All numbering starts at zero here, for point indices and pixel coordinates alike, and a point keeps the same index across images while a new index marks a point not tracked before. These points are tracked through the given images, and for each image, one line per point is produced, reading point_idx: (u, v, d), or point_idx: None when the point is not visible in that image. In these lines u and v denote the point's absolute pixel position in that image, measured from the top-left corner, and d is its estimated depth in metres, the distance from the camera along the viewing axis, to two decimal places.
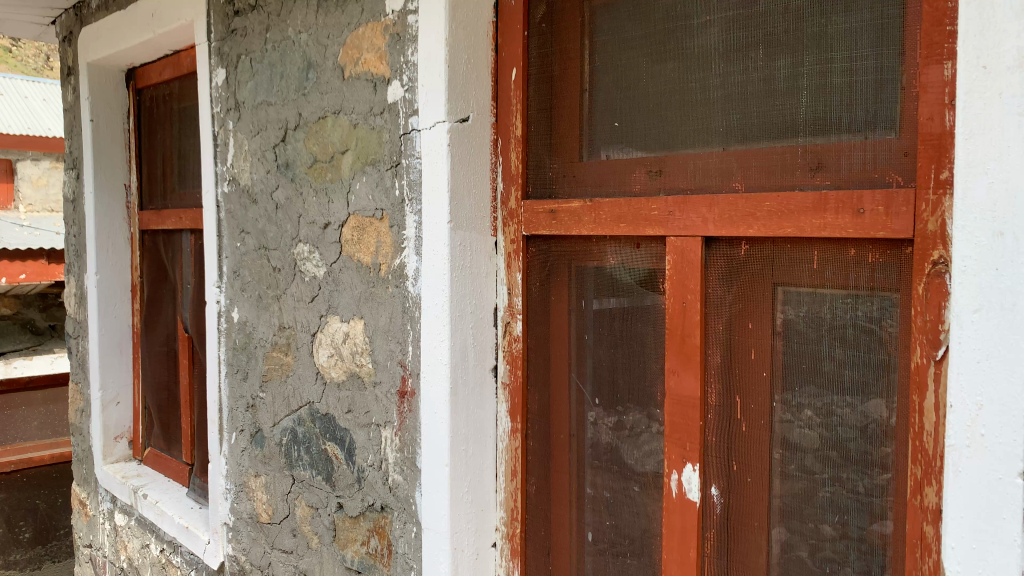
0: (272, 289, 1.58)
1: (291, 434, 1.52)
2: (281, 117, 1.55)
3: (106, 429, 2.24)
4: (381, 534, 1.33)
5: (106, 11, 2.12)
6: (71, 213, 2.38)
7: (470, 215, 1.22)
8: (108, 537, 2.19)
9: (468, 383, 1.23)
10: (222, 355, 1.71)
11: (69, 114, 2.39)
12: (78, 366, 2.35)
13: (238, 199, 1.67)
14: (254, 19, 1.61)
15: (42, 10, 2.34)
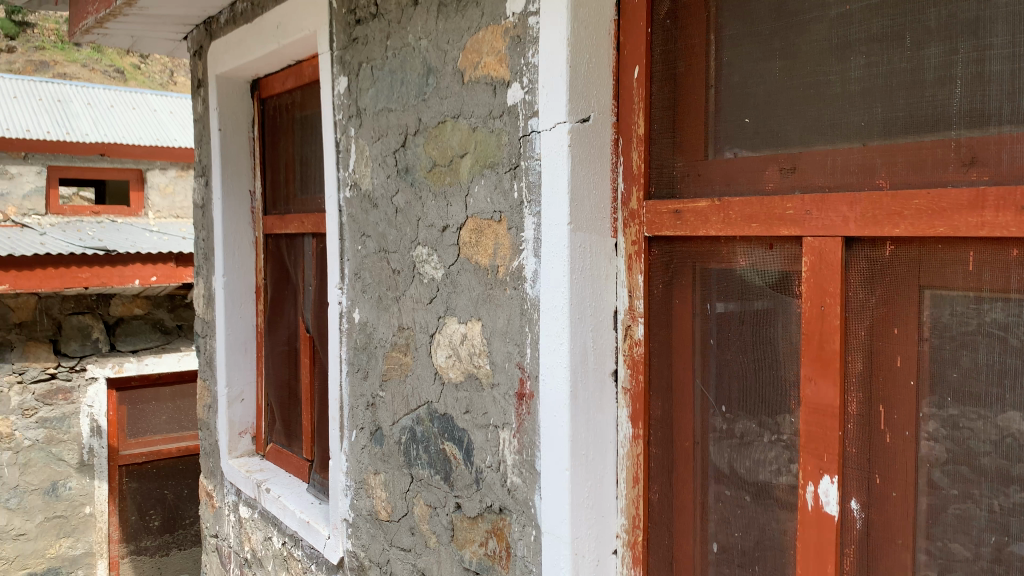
0: (392, 291, 1.61)
1: (410, 433, 1.55)
2: (402, 123, 1.58)
3: (231, 424, 2.34)
4: (499, 536, 1.33)
5: (234, 25, 2.22)
6: (200, 218, 2.51)
7: (591, 216, 1.21)
8: (233, 528, 2.29)
9: (589, 387, 1.21)
10: (344, 354, 1.76)
11: (199, 125, 2.51)
12: (206, 364, 2.47)
13: (359, 204, 1.71)
14: (375, 27, 1.64)
15: (176, 26, 2.47)
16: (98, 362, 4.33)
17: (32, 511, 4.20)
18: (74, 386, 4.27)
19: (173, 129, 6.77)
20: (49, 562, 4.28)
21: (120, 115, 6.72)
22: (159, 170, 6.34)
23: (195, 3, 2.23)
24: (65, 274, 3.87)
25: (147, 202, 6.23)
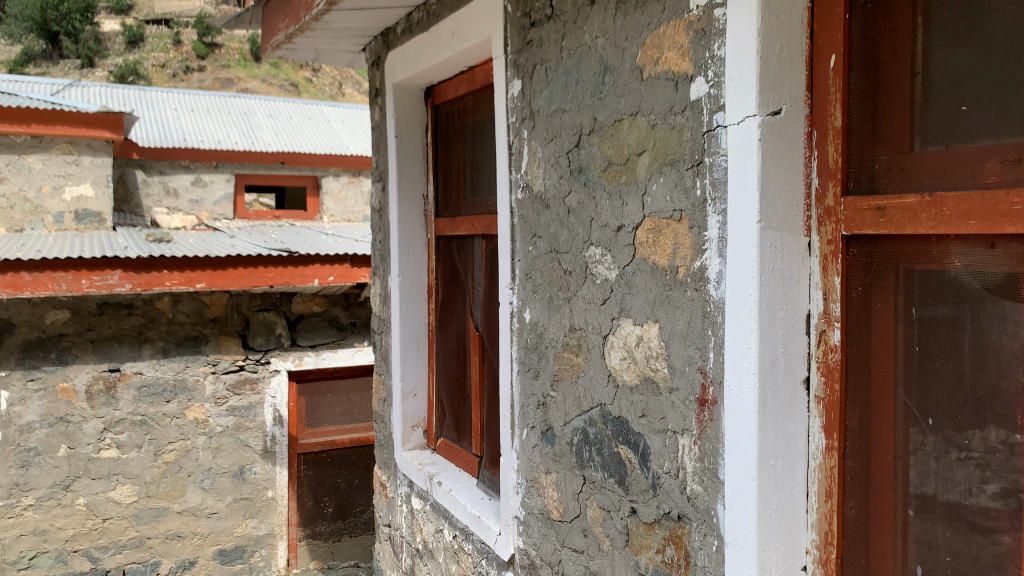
0: (563, 291, 1.60)
1: (582, 434, 1.54)
2: (576, 123, 1.57)
3: (405, 418, 2.43)
4: (678, 543, 1.29)
5: (411, 35, 2.31)
6: (378, 221, 2.63)
7: (782, 214, 1.15)
8: (406, 519, 2.38)
9: (779, 395, 1.15)
10: (515, 354, 1.77)
11: (376, 132, 2.63)
12: (382, 359, 2.59)
13: (531, 205, 1.71)
14: (551, 29, 1.64)
15: (355, 39, 2.60)
16: (281, 356, 4.65)
17: (222, 492, 4.56)
18: (260, 377, 4.62)
19: (346, 138, 7.14)
20: (236, 540, 4.62)
21: (299, 126, 7.18)
22: (333, 176, 6.70)
23: (374, 16, 2.34)
24: (254, 274, 4.18)
25: (322, 207, 6.65)
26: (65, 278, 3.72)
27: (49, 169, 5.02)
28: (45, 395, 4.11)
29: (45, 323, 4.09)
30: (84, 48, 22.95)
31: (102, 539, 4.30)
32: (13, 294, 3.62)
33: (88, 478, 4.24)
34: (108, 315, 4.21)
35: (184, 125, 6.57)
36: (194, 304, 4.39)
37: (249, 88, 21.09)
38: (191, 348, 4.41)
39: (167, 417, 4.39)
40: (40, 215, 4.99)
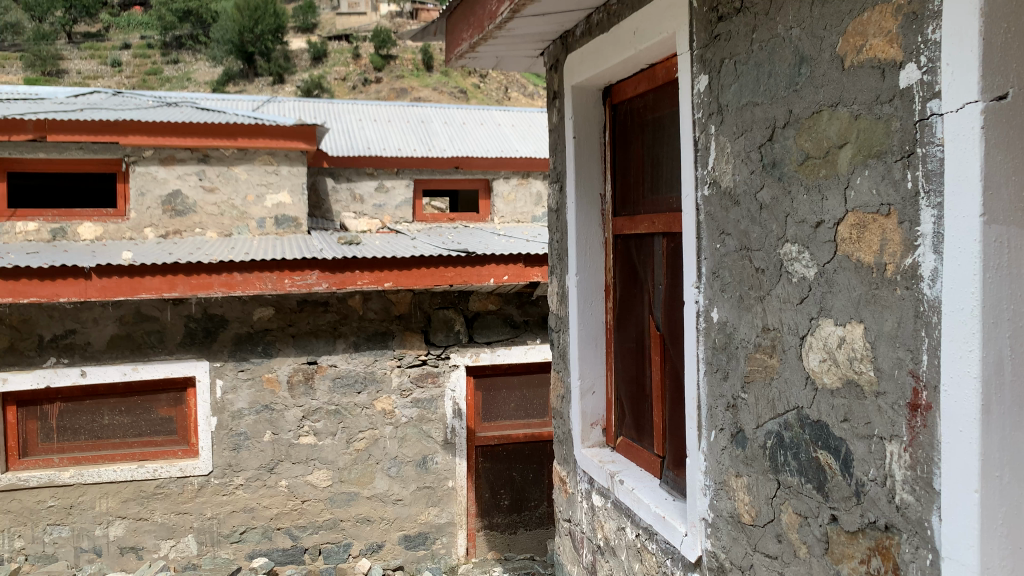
0: (755, 290, 1.56)
1: (777, 437, 1.49)
2: (768, 116, 1.52)
3: (584, 416, 2.46)
4: (885, 555, 1.23)
5: (590, 37, 2.33)
6: (555, 221, 2.67)
7: (1007, 206, 1.07)
8: (586, 515, 2.41)
9: (1006, 401, 1.07)
10: (701, 354, 1.75)
11: (554, 133, 2.68)
12: (560, 357, 2.63)
13: (719, 201, 1.68)
14: (741, 21, 1.61)
15: (535, 44, 2.66)
16: (460, 351, 4.84)
17: (407, 480, 4.80)
18: (441, 371, 4.83)
19: (515, 141, 7.29)
20: (419, 526, 4.85)
21: (471, 131, 7.42)
22: (504, 178, 6.85)
23: (555, 19, 2.38)
24: (435, 273, 4.36)
25: (493, 209, 6.84)
26: (271, 278, 4.11)
27: (253, 178, 5.50)
28: (253, 384, 4.53)
29: (253, 319, 4.51)
30: (276, 67, 24.99)
31: (301, 519, 4.65)
32: (227, 293, 4.08)
33: (289, 462, 4.60)
34: (306, 312, 4.58)
35: (368, 134, 6.98)
36: (381, 301, 4.68)
37: (421, 97, 22.09)
38: (379, 343, 4.71)
39: (358, 407, 4.69)
40: (245, 220, 5.49)
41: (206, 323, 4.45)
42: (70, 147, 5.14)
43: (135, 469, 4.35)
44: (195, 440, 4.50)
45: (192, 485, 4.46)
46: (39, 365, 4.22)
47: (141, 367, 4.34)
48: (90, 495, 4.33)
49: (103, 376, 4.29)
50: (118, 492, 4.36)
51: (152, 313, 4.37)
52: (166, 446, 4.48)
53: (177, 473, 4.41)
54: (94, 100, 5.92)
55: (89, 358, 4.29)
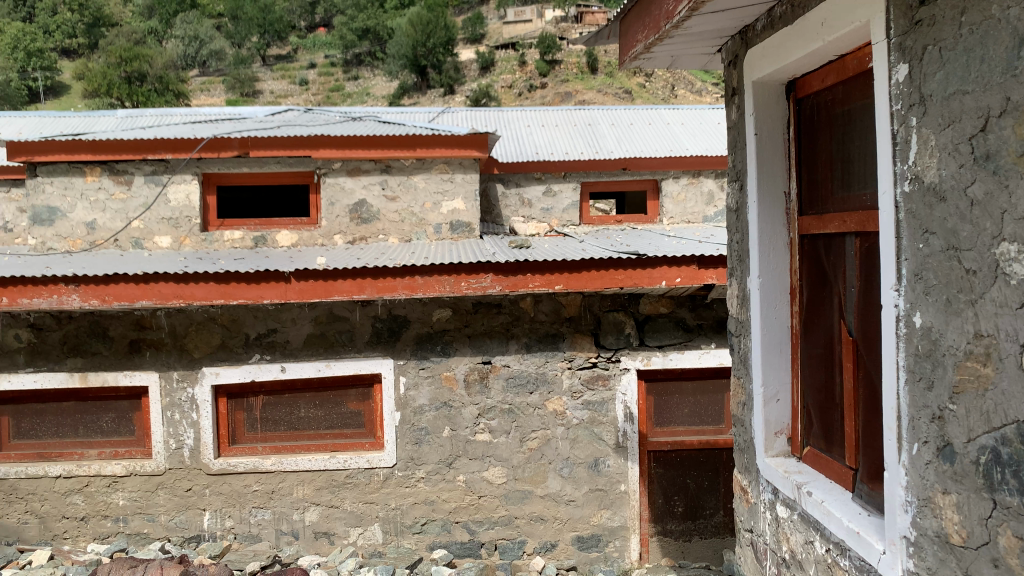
0: (965, 293, 1.44)
1: (992, 453, 1.37)
2: (982, 105, 1.41)
3: (767, 424, 2.37)
4: None
5: (773, 30, 2.25)
6: (735, 222, 2.60)
7: None
8: (770, 526, 2.33)
9: None
10: (901, 361, 1.64)
11: (733, 132, 2.61)
12: (741, 363, 2.56)
13: (921, 198, 1.57)
14: (946, 3, 1.49)
15: (713, 40, 2.61)
16: (631, 354, 4.80)
17: (580, 481, 4.82)
18: (612, 374, 4.81)
19: (685, 139, 7.15)
20: (592, 528, 4.85)
21: (640, 131, 7.35)
22: (673, 178, 6.72)
23: (735, 15, 2.32)
24: (606, 276, 4.35)
25: (663, 209, 6.75)
26: (449, 281, 4.28)
27: (430, 187, 5.74)
28: (433, 381, 4.73)
29: (432, 319, 4.73)
30: (446, 78, 25.98)
31: (478, 514, 4.80)
32: (409, 295, 4.29)
33: (466, 458, 4.76)
34: (481, 314, 4.75)
35: (537, 140, 7.09)
36: (552, 304, 4.76)
37: (586, 100, 22.20)
38: (550, 345, 4.78)
39: (531, 407, 4.78)
40: (423, 227, 5.73)
41: (390, 323, 4.72)
42: (269, 162, 5.63)
43: (327, 459, 4.68)
44: (380, 433, 4.78)
45: (378, 476, 4.72)
46: (246, 361, 4.68)
47: (333, 364, 4.70)
48: (288, 482, 4.70)
49: (300, 371, 4.69)
50: (313, 480, 4.70)
51: (342, 313, 4.70)
52: (355, 438, 4.80)
53: (364, 464, 4.69)
54: (289, 118, 6.42)
55: (288, 354, 4.70)
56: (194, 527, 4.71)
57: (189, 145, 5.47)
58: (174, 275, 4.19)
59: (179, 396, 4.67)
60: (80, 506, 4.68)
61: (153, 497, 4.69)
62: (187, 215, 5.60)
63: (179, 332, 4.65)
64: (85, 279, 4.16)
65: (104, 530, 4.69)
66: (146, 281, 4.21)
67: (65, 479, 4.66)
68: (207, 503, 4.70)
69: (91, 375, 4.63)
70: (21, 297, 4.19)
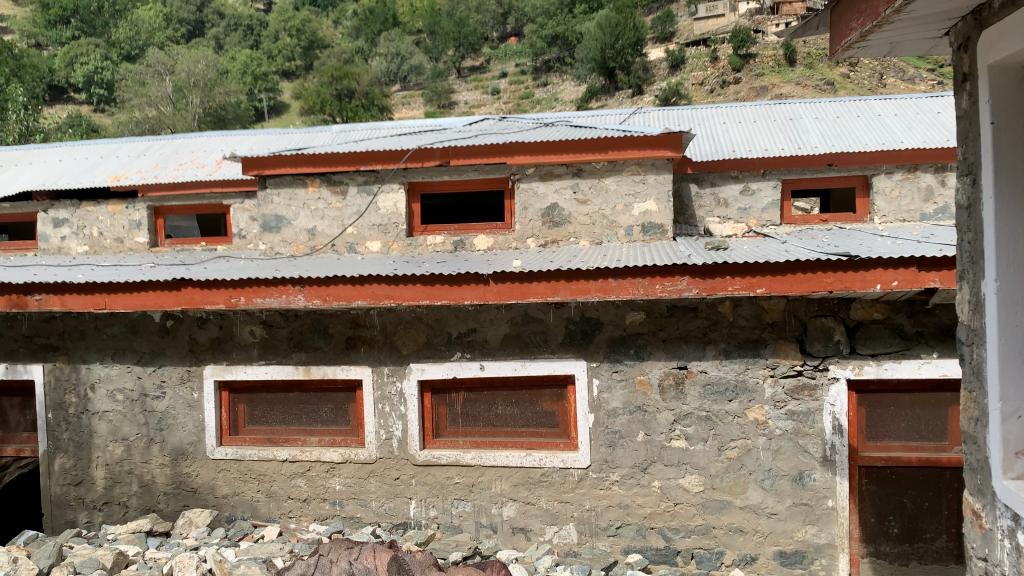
0: None
1: None
2: None
3: (1006, 443, 2.15)
4: None
5: (1014, 8, 2.03)
6: (966, 220, 2.37)
7: None
8: (1010, 556, 2.11)
9: None
10: None
11: (964, 122, 2.38)
12: (974, 375, 2.33)
13: None
14: None
15: (939, 24, 2.40)
16: (840, 363, 4.51)
17: (782, 495, 4.59)
18: (818, 384, 4.55)
19: (899, 130, 6.62)
20: (796, 544, 4.59)
21: (847, 124, 6.91)
22: (886, 174, 6.26)
23: None
24: (812, 279, 4.11)
25: (873, 207, 6.31)
26: (642, 284, 4.25)
27: (622, 189, 5.67)
28: (627, 385, 4.73)
29: (626, 322, 4.73)
30: (635, 79, 25.85)
31: (674, 521, 4.70)
32: (603, 297, 4.30)
33: (662, 463, 4.70)
34: (676, 317, 4.67)
35: (733, 138, 6.86)
36: (753, 308, 4.60)
37: (784, 93, 21.29)
38: (750, 352, 4.61)
39: (730, 416, 4.63)
40: (615, 229, 5.67)
41: (584, 325, 4.77)
42: (468, 169, 5.90)
43: (524, 456, 4.80)
44: (574, 434, 4.83)
45: (572, 477, 4.77)
46: (448, 358, 4.91)
47: (528, 364, 4.82)
48: (487, 476, 4.87)
49: (498, 370, 4.85)
50: (510, 476, 4.84)
51: (537, 315, 4.82)
52: (550, 438, 4.89)
53: (559, 464, 4.76)
54: (485, 126, 6.66)
55: (487, 353, 4.88)
56: (401, 514, 5.00)
57: (396, 156, 5.82)
58: (385, 277, 4.48)
59: (389, 389, 4.98)
60: (303, 489, 5.10)
61: (365, 484, 5.03)
62: (394, 221, 5.96)
63: (388, 330, 4.98)
64: (308, 281, 4.56)
65: (323, 512, 5.10)
66: (360, 283, 4.54)
67: (291, 463, 5.10)
68: (412, 492, 4.98)
69: (314, 368, 5.06)
70: (255, 297, 4.66)
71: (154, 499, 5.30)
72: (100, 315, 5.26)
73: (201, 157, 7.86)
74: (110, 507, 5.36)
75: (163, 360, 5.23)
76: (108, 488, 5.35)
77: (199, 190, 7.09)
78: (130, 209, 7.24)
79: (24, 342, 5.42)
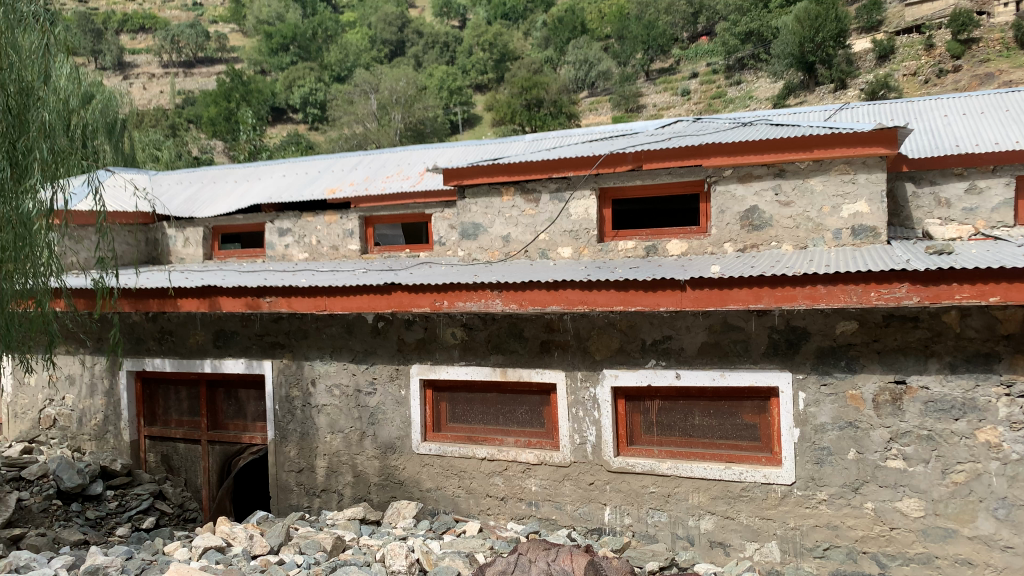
0: None
1: None
2: None
3: None
4: None
5: None
6: None
7: None
8: None
9: None
10: None
11: None
12: None
13: None
14: None
15: None
16: None
17: (1020, 527, 4.07)
18: None
19: None
20: None
21: None
22: None
23: None
24: None
25: None
26: (856, 291, 3.99)
27: (829, 189, 5.31)
28: (836, 399, 4.45)
29: (836, 332, 4.46)
30: (839, 72, 24.22)
31: (890, 547, 4.34)
32: (811, 305, 4.09)
33: (876, 484, 4.36)
34: (894, 328, 4.33)
35: (957, 132, 6.27)
36: (985, 318, 4.15)
37: (1015, 80, 19.16)
38: (981, 367, 4.16)
39: (956, 436, 4.20)
40: (821, 232, 5.34)
41: (789, 334, 4.56)
42: (662, 173, 5.84)
43: (723, 469, 4.66)
44: (777, 449, 4.62)
45: (775, 493, 4.57)
46: (643, 366, 4.88)
47: (728, 374, 4.67)
48: (684, 488, 4.78)
49: (695, 379, 4.75)
50: (708, 488, 4.72)
51: (737, 323, 4.66)
52: (751, 451, 4.71)
53: (761, 478, 4.57)
54: (679, 129, 6.54)
55: (683, 361, 4.79)
56: (596, 520, 5.02)
57: (588, 162, 5.84)
58: (581, 283, 4.52)
59: (583, 394, 5.03)
60: (500, 487, 5.26)
61: (560, 487, 5.10)
62: (586, 228, 6.00)
63: (583, 335, 5.02)
64: (506, 286, 4.70)
65: (520, 511, 5.23)
66: (556, 288, 4.61)
67: (489, 461, 5.28)
68: (607, 498, 4.98)
69: (511, 370, 5.21)
70: (456, 301, 4.87)
71: (366, 490, 5.68)
72: (320, 316, 5.72)
73: (405, 169, 8.34)
74: (328, 494, 5.81)
75: (374, 359, 5.60)
76: (326, 476, 5.80)
77: (404, 201, 7.54)
78: (343, 219, 7.83)
79: (256, 340, 6.01)
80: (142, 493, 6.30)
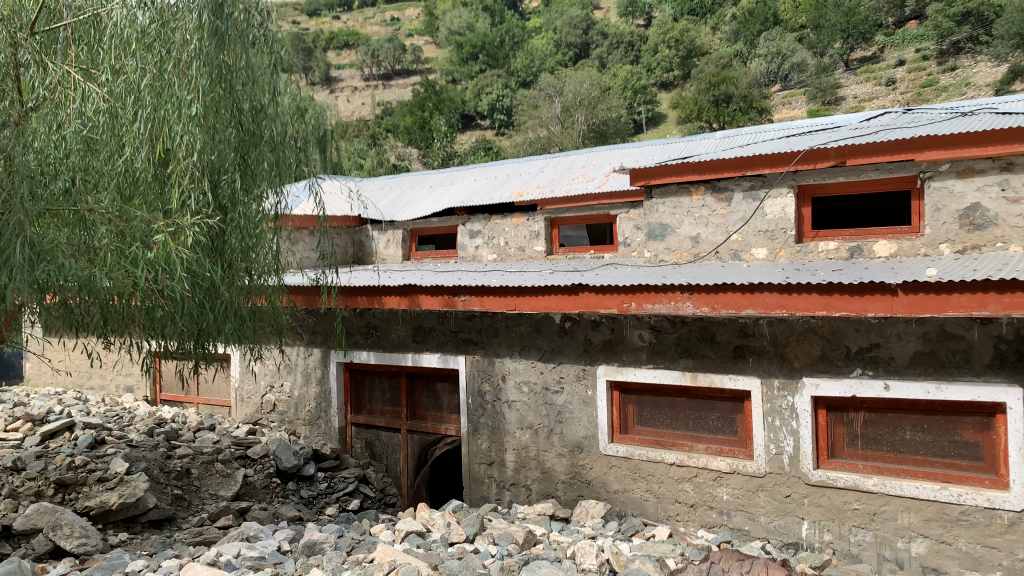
0: None
1: None
2: None
3: None
4: None
5: None
6: None
7: None
8: None
9: None
10: None
11: None
12: None
13: None
14: None
15: None
16: None
17: None
18: None
19: None
20: None
21: None
22: None
23: None
24: None
25: None
26: None
27: None
28: None
29: None
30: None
31: None
32: None
33: None
34: None
35: None
36: None
37: None
38: None
39: None
40: None
41: (1019, 345, 4.11)
42: (867, 169, 5.51)
43: (938, 490, 4.29)
44: (1004, 471, 4.17)
45: (1002, 520, 4.13)
46: (847, 375, 4.60)
47: (945, 387, 4.29)
48: (892, 507, 4.46)
49: (907, 392, 4.40)
50: (921, 509, 4.37)
51: (957, 331, 4.29)
52: (973, 472, 4.29)
53: (984, 503, 4.15)
54: (885, 122, 6.11)
55: (893, 372, 4.46)
56: (793, 534, 4.79)
57: (785, 159, 5.60)
58: (778, 285, 4.34)
59: (779, 403, 4.82)
60: (691, 494, 5.16)
61: (754, 497, 4.92)
62: (783, 228, 5.75)
63: (780, 341, 4.83)
64: (697, 288, 4.60)
65: (710, 520, 5.10)
66: (751, 291, 4.46)
67: (678, 467, 5.19)
68: (805, 512, 4.75)
69: (701, 375, 5.09)
70: (645, 303, 4.83)
71: (553, 486, 5.77)
72: (510, 315, 5.90)
73: (591, 170, 8.41)
74: (517, 488, 5.97)
75: (562, 358, 5.68)
76: (516, 470, 5.96)
77: (589, 202, 7.59)
78: (530, 221, 8.01)
79: (451, 336, 6.30)
80: (349, 476, 6.84)
